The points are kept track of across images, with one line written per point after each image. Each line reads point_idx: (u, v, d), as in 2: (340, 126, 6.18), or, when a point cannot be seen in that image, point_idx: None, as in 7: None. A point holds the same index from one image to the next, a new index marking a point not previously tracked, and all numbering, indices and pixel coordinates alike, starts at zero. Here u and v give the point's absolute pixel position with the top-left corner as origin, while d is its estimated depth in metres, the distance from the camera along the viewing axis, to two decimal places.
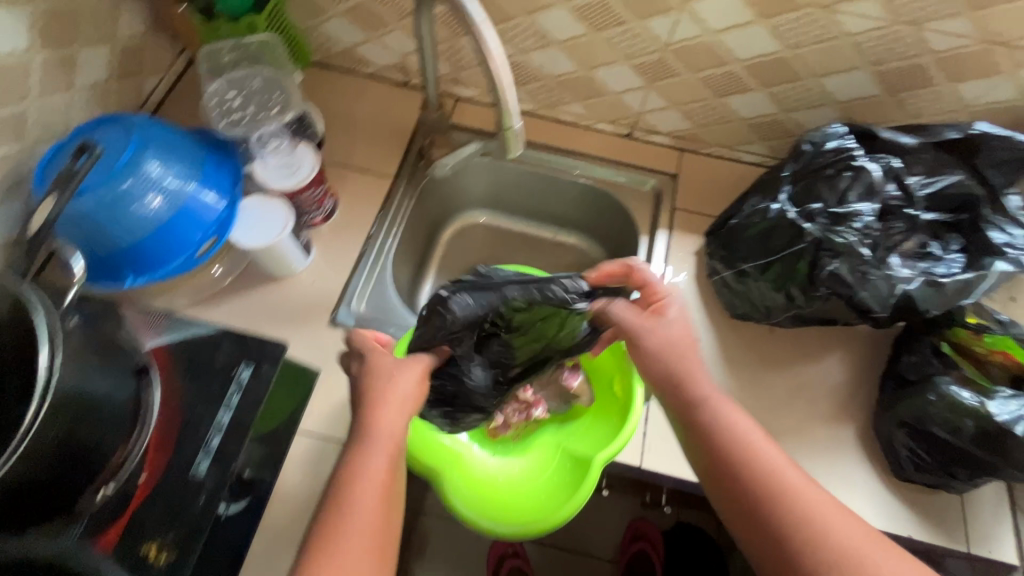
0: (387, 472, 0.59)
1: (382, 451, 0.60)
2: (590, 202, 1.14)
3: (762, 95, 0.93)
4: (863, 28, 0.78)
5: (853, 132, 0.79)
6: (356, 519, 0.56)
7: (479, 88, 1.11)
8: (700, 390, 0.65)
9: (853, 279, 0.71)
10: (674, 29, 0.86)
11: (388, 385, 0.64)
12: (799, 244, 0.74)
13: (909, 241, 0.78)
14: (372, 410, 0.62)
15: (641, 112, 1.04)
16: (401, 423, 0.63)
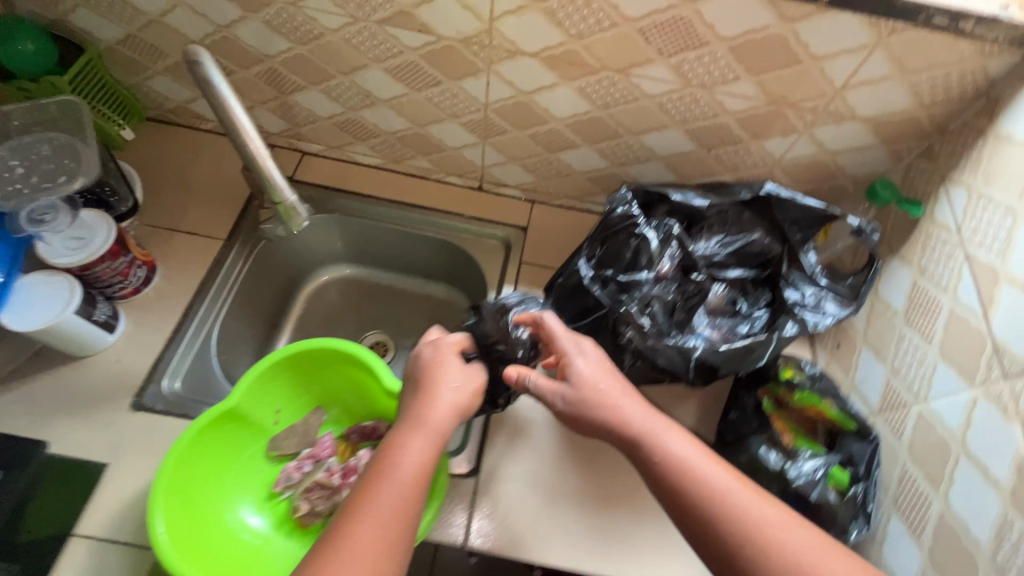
0: (427, 459, 0.61)
1: (420, 453, 0.61)
2: (445, 255, 1.11)
3: (590, 150, 0.93)
4: (661, 89, 0.79)
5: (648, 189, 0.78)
6: (387, 508, 0.56)
7: (323, 143, 1.07)
8: (634, 423, 0.60)
9: (645, 348, 0.71)
10: (488, 90, 0.85)
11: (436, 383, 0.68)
12: (597, 310, 0.74)
13: (718, 297, 0.77)
14: (418, 406, 0.66)
15: (484, 166, 1.03)
16: (442, 429, 0.64)
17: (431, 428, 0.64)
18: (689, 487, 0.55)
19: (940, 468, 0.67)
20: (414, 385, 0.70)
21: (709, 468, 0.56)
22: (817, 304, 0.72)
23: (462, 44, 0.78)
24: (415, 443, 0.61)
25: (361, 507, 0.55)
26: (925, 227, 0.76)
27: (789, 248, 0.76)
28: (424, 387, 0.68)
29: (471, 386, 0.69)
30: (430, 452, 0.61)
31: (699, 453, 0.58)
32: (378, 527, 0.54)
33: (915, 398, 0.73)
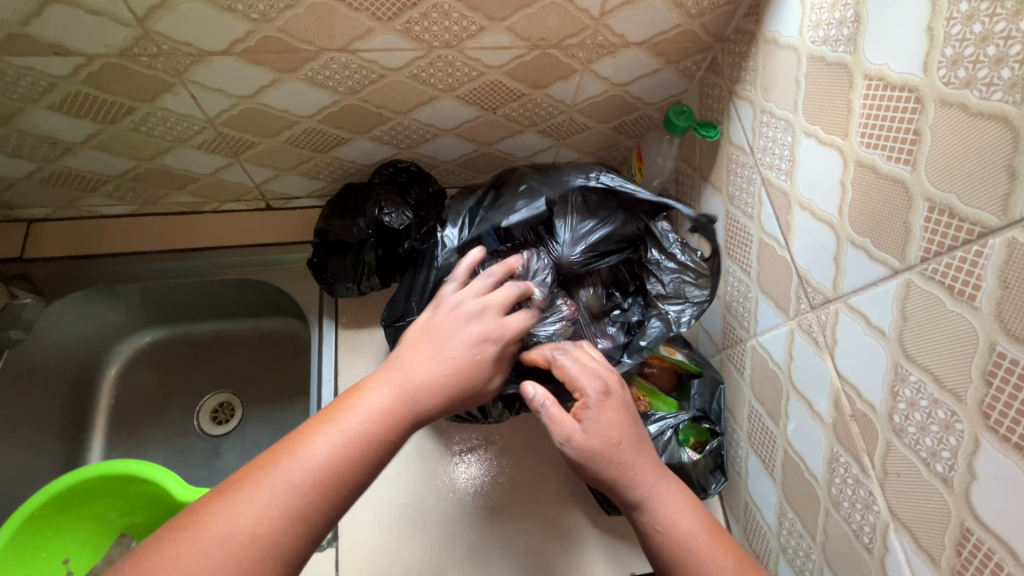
0: (392, 413, 0.49)
1: (367, 414, 0.48)
2: (257, 293, 0.95)
3: (365, 141, 0.78)
4: (402, 60, 0.64)
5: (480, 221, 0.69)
6: (344, 429, 0.47)
7: (48, 206, 0.85)
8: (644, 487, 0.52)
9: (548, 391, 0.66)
10: (198, 103, 0.67)
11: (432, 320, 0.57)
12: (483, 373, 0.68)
13: (594, 297, 0.72)
14: (413, 350, 0.54)
15: (257, 184, 0.85)
16: (390, 389, 0.50)
17: (416, 360, 0.53)
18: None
19: (776, 403, 0.65)
20: (442, 316, 0.57)
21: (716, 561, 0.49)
22: (680, 292, 0.70)
23: (125, 58, 0.59)
24: (379, 381, 0.51)
25: (302, 432, 0.46)
26: (726, 149, 0.70)
27: (646, 232, 0.72)
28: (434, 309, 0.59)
29: (467, 338, 0.55)
30: (380, 415, 0.48)
31: (712, 539, 0.50)
32: (278, 484, 0.42)
33: (748, 334, 0.69)
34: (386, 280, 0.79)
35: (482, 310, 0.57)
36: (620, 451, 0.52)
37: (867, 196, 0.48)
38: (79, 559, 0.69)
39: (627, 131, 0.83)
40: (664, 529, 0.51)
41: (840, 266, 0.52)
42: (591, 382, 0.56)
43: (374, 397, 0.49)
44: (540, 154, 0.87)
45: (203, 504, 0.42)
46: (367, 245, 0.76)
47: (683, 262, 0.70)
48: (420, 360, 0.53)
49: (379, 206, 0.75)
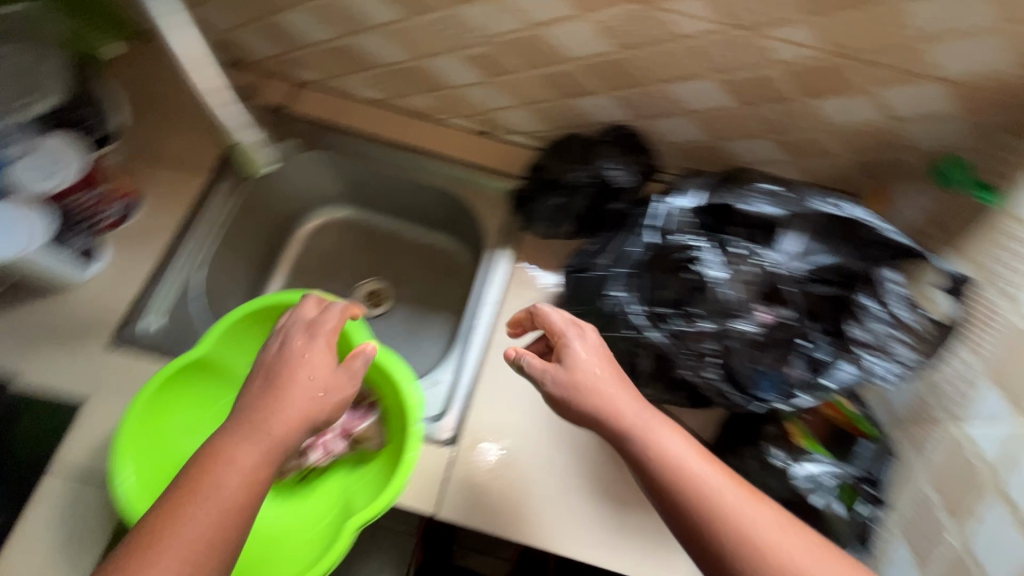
0: (256, 479, 0.51)
1: (233, 488, 0.50)
2: (446, 206, 1.02)
3: (608, 98, 0.81)
4: (696, 30, 0.65)
5: (711, 202, 0.67)
6: (217, 490, 0.49)
7: (319, 73, 0.97)
8: (662, 445, 0.54)
9: (710, 389, 0.64)
10: (493, 18, 0.72)
11: (293, 364, 0.58)
12: (652, 350, 0.66)
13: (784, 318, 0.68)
14: (231, 439, 0.52)
15: (490, 109, 0.92)
16: (258, 451, 0.52)
17: (268, 418, 0.54)
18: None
19: (964, 500, 0.59)
20: (253, 371, 0.59)
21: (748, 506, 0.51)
22: (885, 344, 0.64)
23: None
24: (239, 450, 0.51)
25: (194, 485, 0.49)
26: (996, 219, 0.64)
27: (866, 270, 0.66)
28: (272, 371, 0.57)
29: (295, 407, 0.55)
30: (247, 474, 0.51)
31: (738, 486, 0.52)
32: (199, 526, 0.47)
33: (949, 418, 0.63)
34: (577, 229, 0.82)
35: (315, 339, 0.60)
36: (636, 411, 0.56)
37: None
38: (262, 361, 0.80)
39: (871, 171, 0.78)
40: (701, 496, 0.51)
41: None
42: (602, 372, 0.58)
43: (239, 451, 0.51)
44: (764, 165, 0.85)
45: (132, 548, 0.46)
46: (579, 192, 0.78)
47: (902, 317, 0.64)
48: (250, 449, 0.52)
49: (603, 158, 0.77)
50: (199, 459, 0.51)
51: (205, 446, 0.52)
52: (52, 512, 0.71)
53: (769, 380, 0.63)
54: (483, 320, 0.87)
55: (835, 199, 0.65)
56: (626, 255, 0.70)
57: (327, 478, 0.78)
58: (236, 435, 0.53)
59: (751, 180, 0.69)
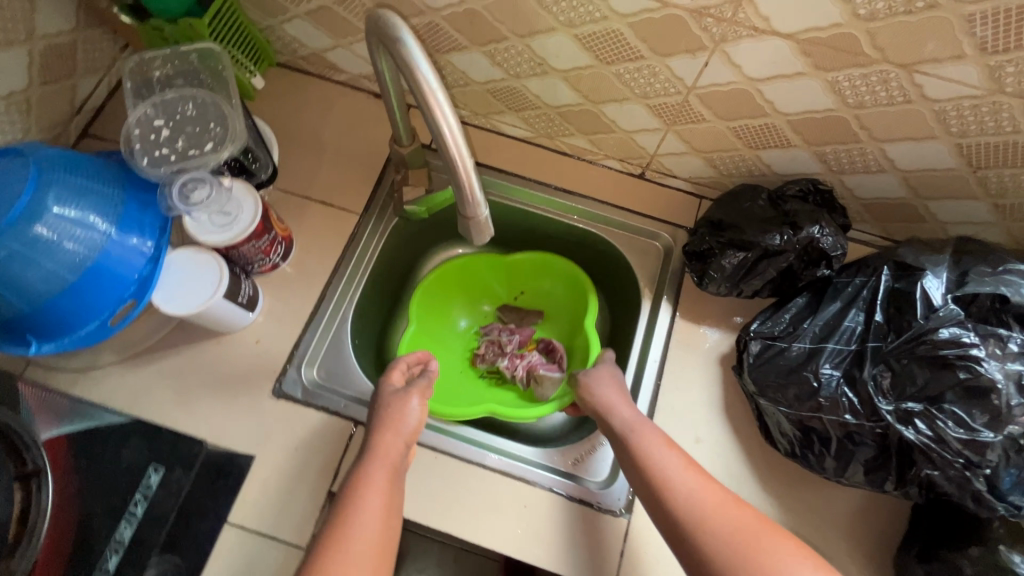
0: (397, 463, 0.68)
1: (384, 471, 0.66)
2: (589, 247, 0.98)
3: (805, 152, 0.75)
4: (949, 94, 0.60)
5: (969, 287, 0.61)
6: (374, 484, 0.65)
7: (467, 109, 0.93)
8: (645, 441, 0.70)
9: (956, 494, 0.59)
10: (701, 71, 0.67)
11: (398, 415, 0.71)
12: (888, 445, 0.61)
13: None
14: (378, 437, 0.69)
15: (655, 153, 0.87)
16: (400, 446, 0.69)
17: (392, 439, 0.69)
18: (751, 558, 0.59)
19: None
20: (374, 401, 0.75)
21: (704, 483, 0.66)
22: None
23: (693, 15, 0.61)
24: (388, 443, 0.68)
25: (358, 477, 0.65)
26: None
27: None
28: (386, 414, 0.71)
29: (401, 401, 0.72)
30: (390, 464, 0.67)
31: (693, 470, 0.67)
32: (369, 514, 0.63)
33: None
34: (769, 292, 0.76)
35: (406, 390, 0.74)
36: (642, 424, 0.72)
37: None
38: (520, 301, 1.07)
39: None
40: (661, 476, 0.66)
41: None
42: (609, 393, 0.75)
43: (374, 474, 0.66)
44: (962, 225, 0.78)
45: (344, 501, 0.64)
46: (781, 256, 0.73)
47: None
48: (393, 442, 0.69)
49: (816, 223, 0.71)
50: (354, 471, 0.66)
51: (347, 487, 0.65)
52: (229, 570, 0.70)
53: (1015, 478, 0.58)
54: (648, 379, 0.82)
55: None
56: (841, 330, 0.66)
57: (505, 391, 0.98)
58: (365, 467, 0.66)
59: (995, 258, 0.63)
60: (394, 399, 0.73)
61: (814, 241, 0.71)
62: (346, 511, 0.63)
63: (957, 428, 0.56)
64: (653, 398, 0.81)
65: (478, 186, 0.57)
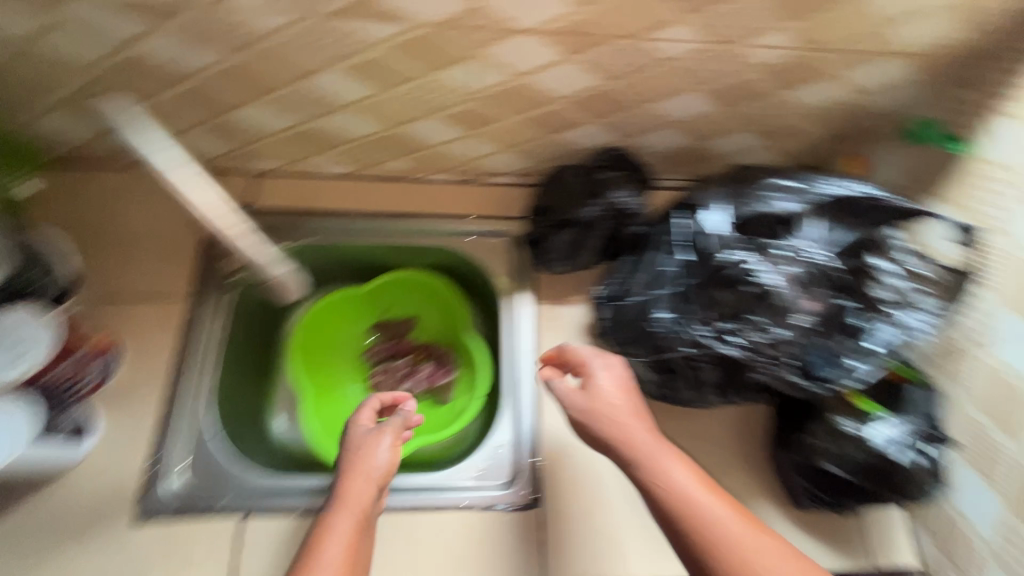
0: (364, 510, 0.63)
1: (348, 520, 0.61)
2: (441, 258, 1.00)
3: (596, 126, 0.82)
4: (681, 51, 0.67)
5: (738, 211, 0.71)
6: (336, 533, 0.60)
7: (278, 159, 0.90)
8: (638, 440, 0.62)
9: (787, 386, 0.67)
10: (475, 77, 0.71)
11: (362, 460, 0.66)
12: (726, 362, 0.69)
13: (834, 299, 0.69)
14: (344, 483, 0.64)
15: (473, 158, 0.90)
16: (370, 492, 0.64)
17: (351, 491, 0.63)
18: (682, 519, 0.57)
19: (1014, 418, 0.65)
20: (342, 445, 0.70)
21: (704, 497, 0.58)
22: (909, 297, 0.69)
23: (442, 30, 0.63)
24: (353, 494, 0.63)
25: (321, 526, 0.61)
26: (975, 166, 0.71)
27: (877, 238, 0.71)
28: (348, 457, 0.66)
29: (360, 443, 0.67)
30: (358, 514, 0.62)
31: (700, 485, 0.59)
32: (326, 566, 0.58)
33: (975, 346, 0.71)
34: (597, 259, 0.83)
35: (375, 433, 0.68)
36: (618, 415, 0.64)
37: None
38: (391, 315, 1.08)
39: (839, 139, 0.85)
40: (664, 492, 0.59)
41: None
42: (574, 395, 0.66)
43: (337, 522, 0.61)
44: (742, 154, 0.89)
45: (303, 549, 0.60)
46: (595, 226, 0.79)
47: (917, 270, 0.69)
48: (361, 490, 0.63)
49: (612, 188, 0.79)
50: (320, 520, 0.62)
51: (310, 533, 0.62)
52: None
53: (822, 357, 0.67)
54: (525, 371, 0.86)
55: (836, 180, 0.71)
56: (662, 276, 0.73)
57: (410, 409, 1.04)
58: (330, 517, 0.62)
59: (758, 179, 0.74)
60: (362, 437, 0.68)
61: (614, 204, 0.78)
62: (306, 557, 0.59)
63: (756, 332, 0.66)
64: (533, 386, 0.85)
65: (274, 257, 0.61)
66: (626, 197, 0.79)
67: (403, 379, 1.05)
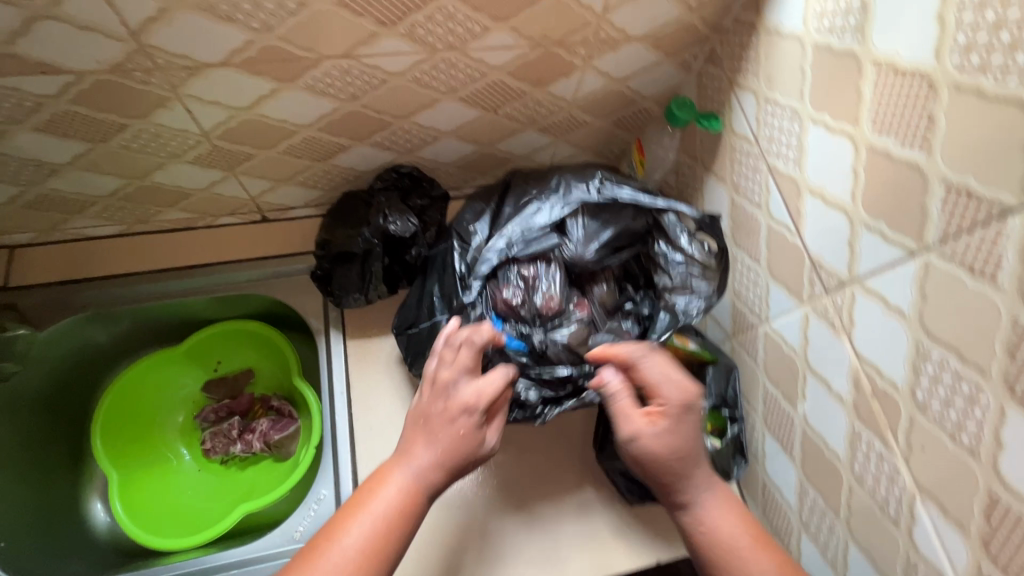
0: (402, 499, 0.56)
1: (363, 525, 0.55)
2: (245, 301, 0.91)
3: (366, 147, 0.76)
4: (405, 64, 0.63)
5: (500, 223, 0.74)
6: (344, 547, 0.54)
7: (30, 230, 0.81)
8: (391, 503, 0.56)
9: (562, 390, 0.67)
10: (194, 117, 0.64)
11: (443, 404, 0.59)
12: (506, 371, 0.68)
13: (605, 289, 0.74)
14: (409, 445, 0.58)
15: (254, 197, 0.83)
16: (466, 428, 0.58)
17: (414, 458, 0.58)
18: (665, 488, 0.59)
19: (793, 386, 0.66)
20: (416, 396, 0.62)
21: (733, 532, 0.58)
22: (688, 284, 0.71)
23: (118, 74, 0.57)
24: (392, 478, 0.57)
25: (325, 541, 0.55)
26: (729, 141, 0.71)
27: (652, 226, 0.72)
28: (429, 403, 0.60)
29: (461, 398, 0.59)
30: (407, 480, 0.57)
31: (755, 542, 0.58)
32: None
33: (761, 320, 0.71)
34: (393, 288, 0.79)
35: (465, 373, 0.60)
36: (433, 419, 0.59)
37: (880, 182, 0.50)
38: (226, 368, 0.99)
39: (626, 125, 0.83)
40: (706, 529, 0.59)
41: (855, 249, 0.54)
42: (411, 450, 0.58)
43: (381, 500, 0.56)
44: (538, 153, 0.86)
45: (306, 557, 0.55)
46: (373, 255, 0.77)
47: (690, 254, 0.70)
48: (417, 449, 0.58)
49: (382, 214, 0.75)
50: (337, 517, 0.56)
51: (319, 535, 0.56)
52: None
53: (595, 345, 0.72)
54: (341, 414, 0.81)
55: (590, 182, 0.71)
56: (445, 296, 0.72)
57: (248, 470, 0.94)
58: (338, 523, 0.56)
59: (520, 190, 0.75)
60: (432, 393, 0.60)
61: (383, 230, 0.75)
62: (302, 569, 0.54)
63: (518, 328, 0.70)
64: (350, 428, 0.80)
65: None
66: (398, 221, 0.75)
67: (234, 440, 0.94)
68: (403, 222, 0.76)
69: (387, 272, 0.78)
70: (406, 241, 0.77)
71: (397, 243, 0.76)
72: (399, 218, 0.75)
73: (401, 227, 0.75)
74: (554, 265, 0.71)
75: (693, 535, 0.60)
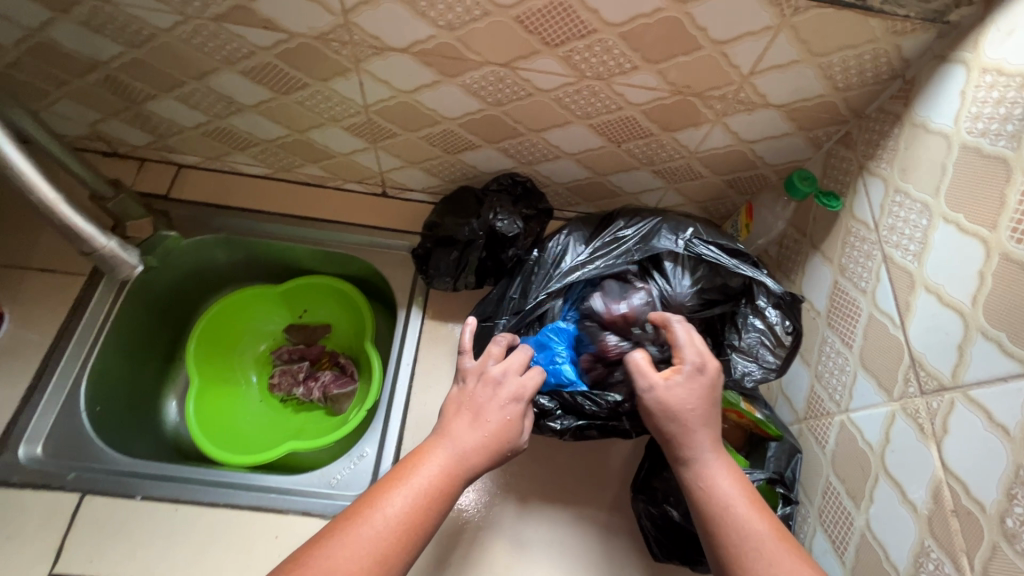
0: (440, 480, 0.57)
1: (409, 496, 0.55)
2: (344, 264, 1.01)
3: (492, 150, 0.83)
4: (555, 83, 0.69)
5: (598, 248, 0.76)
6: (387, 513, 0.54)
7: (199, 155, 0.94)
8: (433, 482, 0.56)
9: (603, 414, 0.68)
10: (362, 90, 0.74)
11: (489, 394, 0.62)
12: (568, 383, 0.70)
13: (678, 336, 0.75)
14: (453, 424, 0.60)
15: (382, 171, 0.92)
16: (507, 418, 0.60)
17: (457, 437, 0.59)
18: (683, 430, 0.57)
19: (861, 485, 0.62)
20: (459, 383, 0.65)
21: (732, 492, 0.55)
22: (755, 352, 0.73)
23: (319, 41, 0.67)
24: (437, 455, 0.58)
25: (368, 503, 0.55)
26: (846, 222, 0.71)
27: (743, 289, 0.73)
28: (474, 391, 0.62)
29: (511, 389, 0.62)
30: (450, 460, 0.58)
31: (751, 505, 0.54)
32: (361, 542, 0.52)
33: (839, 409, 0.68)
34: (481, 280, 0.84)
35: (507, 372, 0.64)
36: (479, 406, 0.61)
37: (1007, 291, 0.48)
38: (308, 319, 1.08)
39: (739, 186, 0.84)
40: (705, 486, 0.56)
41: (964, 356, 0.52)
42: (456, 429, 0.59)
43: (423, 476, 0.56)
44: (645, 193, 0.89)
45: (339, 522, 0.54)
46: (474, 246, 0.82)
47: (771, 323, 0.72)
48: (463, 428, 0.59)
49: (493, 211, 0.81)
50: (380, 484, 0.57)
51: (360, 497, 0.56)
52: None
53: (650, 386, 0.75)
54: (402, 384, 0.85)
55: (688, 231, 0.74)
56: (530, 294, 0.77)
57: (301, 413, 1.01)
58: (382, 490, 0.55)
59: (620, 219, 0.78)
60: (474, 382, 0.63)
61: (491, 225, 0.80)
62: (339, 529, 0.53)
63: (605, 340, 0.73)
64: (405, 399, 0.84)
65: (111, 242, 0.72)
66: (506, 221, 0.80)
67: (299, 382, 1.02)
68: (510, 223, 0.80)
69: (480, 265, 0.83)
70: (507, 241, 0.81)
71: (497, 240, 0.81)
72: (508, 218, 0.80)
73: (507, 227, 0.80)
74: (641, 293, 0.74)
75: (697, 494, 0.56)
